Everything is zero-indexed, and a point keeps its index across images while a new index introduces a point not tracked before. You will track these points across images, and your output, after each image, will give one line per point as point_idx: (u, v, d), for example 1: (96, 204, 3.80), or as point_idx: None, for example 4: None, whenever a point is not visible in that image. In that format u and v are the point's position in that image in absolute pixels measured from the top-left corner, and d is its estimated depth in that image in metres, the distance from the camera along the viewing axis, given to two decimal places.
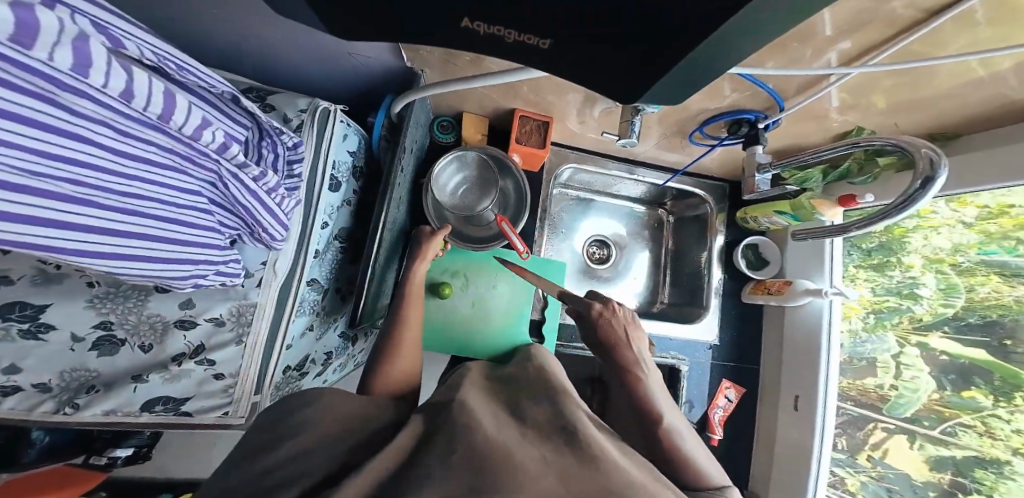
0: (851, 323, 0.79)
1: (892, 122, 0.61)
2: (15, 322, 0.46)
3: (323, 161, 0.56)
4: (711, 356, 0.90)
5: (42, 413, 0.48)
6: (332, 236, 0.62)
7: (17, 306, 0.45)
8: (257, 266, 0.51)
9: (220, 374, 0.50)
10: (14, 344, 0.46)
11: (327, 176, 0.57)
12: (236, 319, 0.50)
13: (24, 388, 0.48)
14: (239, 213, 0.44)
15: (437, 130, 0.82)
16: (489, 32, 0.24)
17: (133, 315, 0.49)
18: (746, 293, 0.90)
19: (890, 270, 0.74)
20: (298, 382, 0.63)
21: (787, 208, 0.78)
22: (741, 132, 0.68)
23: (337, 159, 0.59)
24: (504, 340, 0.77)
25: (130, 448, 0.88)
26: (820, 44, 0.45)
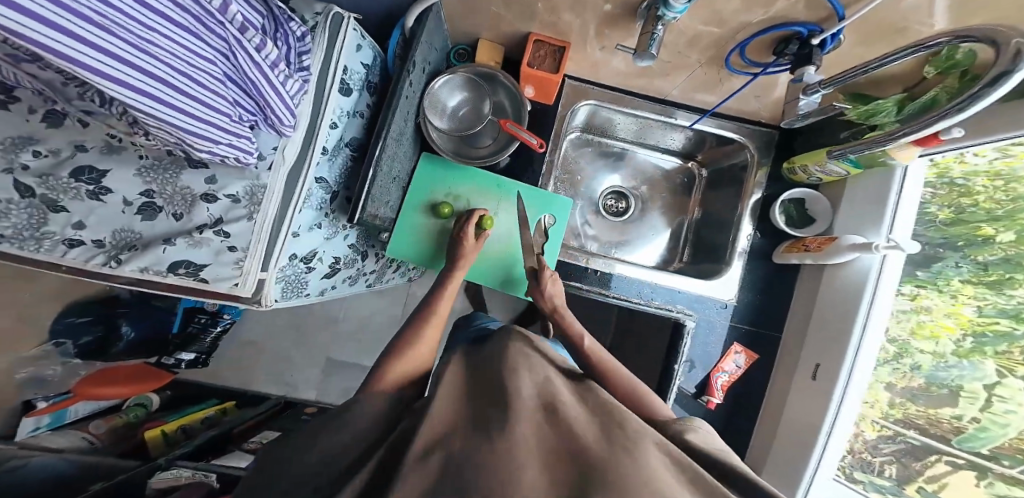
0: (940, 345, 0.68)
1: None
2: (84, 184, 0.54)
3: (335, 62, 0.58)
4: (725, 316, 0.84)
5: (93, 265, 0.54)
6: (342, 141, 0.65)
7: (87, 170, 0.55)
8: (269, 151, 0.56)
9: (234, 247, 0.56)
10: (83, 202, 0.55)
11: (338, 78, 0.59)
12: (250, 198, 0.55)
13: (85, 242, 0.54)
14: (250, 89, 0.47)
15: (453, 58, 0.82)
16: None
17: (169, 186, 0.55)
18: (778, 252, 0.81)
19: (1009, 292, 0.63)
20: (305, 277, 0.69)
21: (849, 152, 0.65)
22: (789, 51, 0.59)
23: (349, 66, 0.61)
24: (496, 272, 0.79)
25: (191, 352, 1.24)
26: None
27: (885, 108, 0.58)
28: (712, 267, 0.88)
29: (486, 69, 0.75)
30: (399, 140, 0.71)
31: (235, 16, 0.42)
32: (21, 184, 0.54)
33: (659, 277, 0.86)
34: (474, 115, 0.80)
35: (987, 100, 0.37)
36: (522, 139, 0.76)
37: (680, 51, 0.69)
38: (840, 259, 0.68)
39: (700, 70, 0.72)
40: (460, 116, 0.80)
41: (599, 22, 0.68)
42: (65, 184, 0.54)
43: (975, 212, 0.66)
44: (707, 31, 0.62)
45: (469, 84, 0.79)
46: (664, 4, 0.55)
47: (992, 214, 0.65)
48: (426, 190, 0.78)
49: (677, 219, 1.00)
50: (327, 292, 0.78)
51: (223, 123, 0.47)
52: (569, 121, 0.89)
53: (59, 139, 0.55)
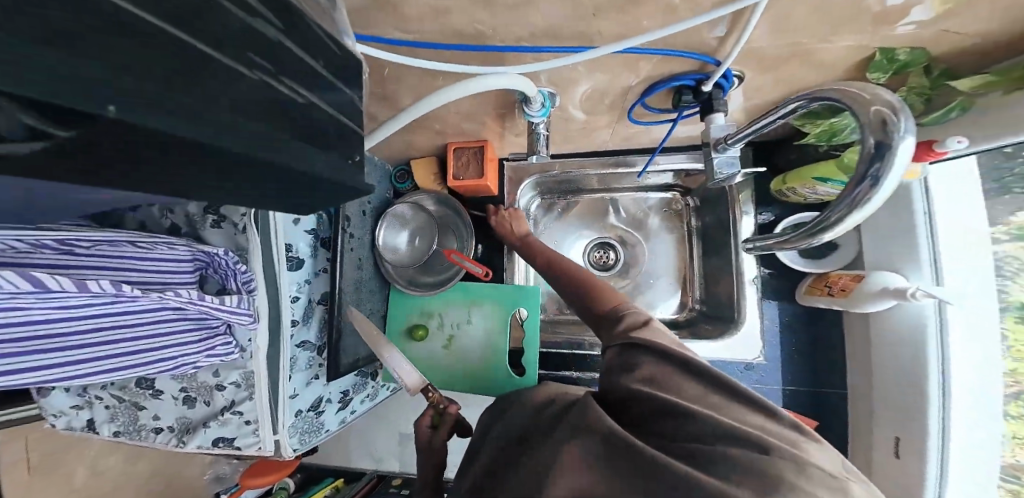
0: None
1: (937, 24, 0.38)
2: (144, 389, 0.71)
3: (277, 246, 0.68)
4: (752, 377, 0.72)
5: (168, 447, 0.72)
6: (310, 304, 0.76)
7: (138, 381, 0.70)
8: (247, 341, 0.66)
9: (248, 420, 0.69)
10: (150, 401, 0.72)
11: (284, 258, 0.69)
12: (247, 381, 0.68)
13: (164, 429, 0.73)
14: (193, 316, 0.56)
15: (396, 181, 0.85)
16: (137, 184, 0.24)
17: (194, 381, 0.70)
18: (800, 294, 0.70)
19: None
20: (318, 420, 0.79)
21: (834, 172, 0.53)
22: (686, 102, 0.50)
23: (292, 242, 0.71)
24: (485, 373, 0.79)
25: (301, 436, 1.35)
26: None
27: (845, 124, 0.50)
28: (717, 327, 0.74)
29: (412, 198, 0.80)
30: (362, 286, 0.79)
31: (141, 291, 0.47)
32: (112, 395, 0.71)
33: None
34: (428, 241, 0.81)
35: (889, 180, 0.32)
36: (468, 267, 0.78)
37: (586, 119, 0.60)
38: (871, 305, 0.58)
39: (615, 128, 0.63)
40: (416, 247, 0.81)
41: (491, 123, 0.65)
42: (136, 391, 0.71)
43: None
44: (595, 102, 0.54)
45: (414, 218, 0.80)
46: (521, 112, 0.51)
47: None
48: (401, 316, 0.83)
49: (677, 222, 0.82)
50: (347, 418, 0.88)
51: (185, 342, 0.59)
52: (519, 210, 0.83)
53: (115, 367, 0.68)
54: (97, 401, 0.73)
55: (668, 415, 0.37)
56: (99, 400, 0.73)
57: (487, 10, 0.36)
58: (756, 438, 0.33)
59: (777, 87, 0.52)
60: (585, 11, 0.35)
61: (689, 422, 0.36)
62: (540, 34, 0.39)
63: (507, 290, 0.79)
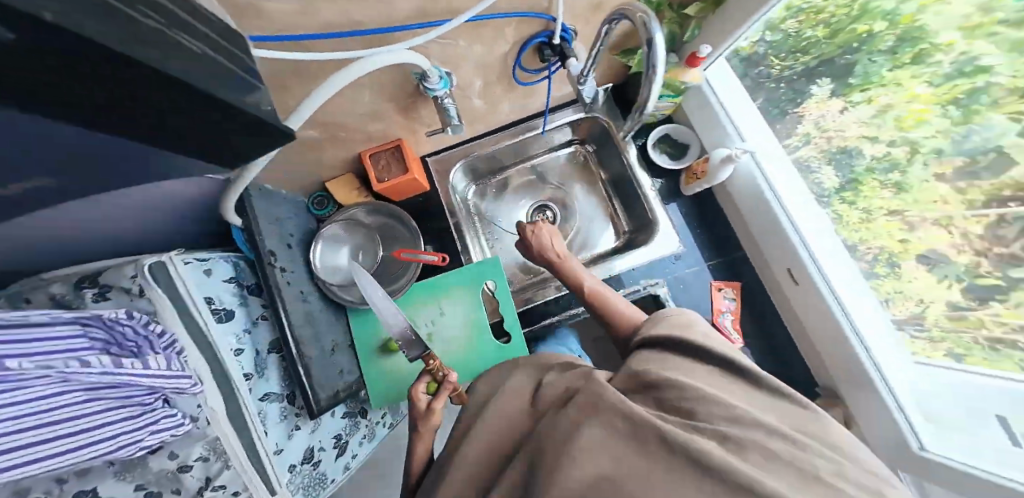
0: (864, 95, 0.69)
1: None
2: None
3: (195, 301, 0.59)
4: (683, 264, 0.86)
5: None
6: (261, 353, 0.68)
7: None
8: (197, 408, 0.55)
9: (235, 491, 0.61)
10: None
11: (210, 310, 0.61)
12: (215, 451, 0.58)
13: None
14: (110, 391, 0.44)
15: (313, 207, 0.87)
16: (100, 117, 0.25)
17: (151, 474, 0.57)
18: (683, 187, 0.87)
19: (932, 56, 0.56)
20: (317, 469, 0.75)
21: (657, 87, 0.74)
22: (548, 56, 0.67)
23: (213, 295, 0.63)
24: (473, 354, 0.82)
25: None
26: None
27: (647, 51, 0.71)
28: (645, 233, 0.87)
29: (343, 216, 0.85)
30: (313, 318, 0.76)
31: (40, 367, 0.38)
32: None
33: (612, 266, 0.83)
34: (370, 253, 0.87)
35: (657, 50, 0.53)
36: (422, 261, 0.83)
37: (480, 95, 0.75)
38: (723, 174, 0.76)
39: (509, 97, 0.79)
40: (359, 261, 0.86)
41: (402, 119, 0.76)
42: None
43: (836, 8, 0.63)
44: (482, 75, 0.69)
45: (348, 235, 0.86)
46: (426, 89, 0.62)
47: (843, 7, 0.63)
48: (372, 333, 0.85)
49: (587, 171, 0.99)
50: (349, 464, 0.83)
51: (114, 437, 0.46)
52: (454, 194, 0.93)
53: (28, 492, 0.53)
54: None
55: (698, 400, 0.39)
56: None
57: None
58: (802, 459, 0.33)
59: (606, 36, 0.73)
60: None
61: (721, 410, 0.37)
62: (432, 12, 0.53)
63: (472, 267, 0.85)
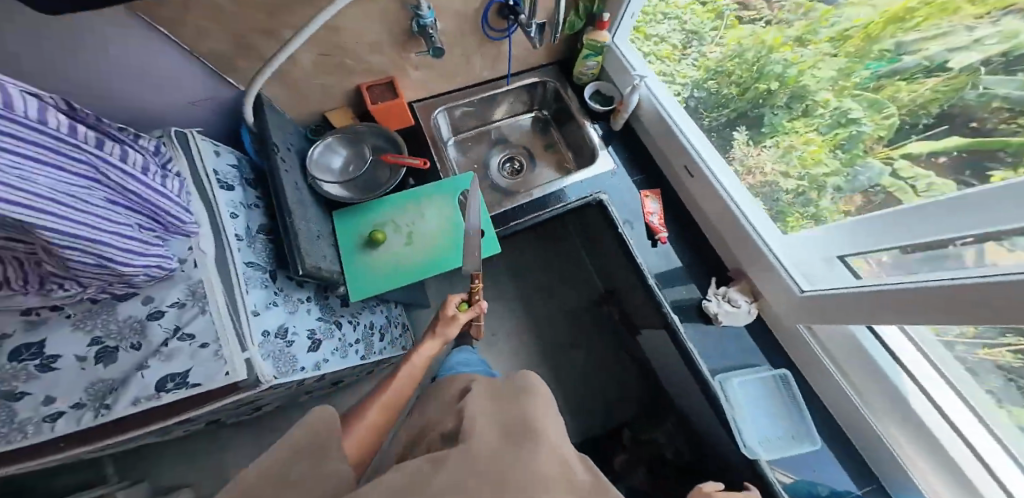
0: (706, 117, 0.99)
1: None
2: (28, 361, 0.52)
3: (199, 167, 0.67)
4: (624, 179, 1.00)
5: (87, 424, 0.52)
6: (252, 229, 0.71)
7: (25, 348, 0.53)
8: (185, 252, 0.62)
9: (204, 343, 0.58)
10: (72, 370, 0.53)
11: (212, 179, 0.67)
12: (193, 296, 0.60)
13: (65, 411, 0.52)
14: (139, 206, 0.55)
15: (310, 133, 0.92)
16: None
17: (114, 323, 0.56)
18: (614, 122, 1.02)
19: (820, 113, 0.72)
20: (293, 359, 0.70)
21: (587, 51, 0.98)
22: (507, 14, 0.87)
23: (216, 168, 0.70)
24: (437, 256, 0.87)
25: None
26: None
27: (576, 21, 0.93)
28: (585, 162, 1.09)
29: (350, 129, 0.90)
30: (301, 205, 0.79)
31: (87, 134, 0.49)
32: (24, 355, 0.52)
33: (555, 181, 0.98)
34: (359, 166, 0.91)
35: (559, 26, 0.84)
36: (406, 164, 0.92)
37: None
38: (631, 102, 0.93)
39: (483, 50, 0.97)
40: (349, 172, 0.90)
41: (401, 56, 0.87)
42: (115, 322, 0.56)
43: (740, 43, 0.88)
44: (459, 24, 0.87)
45: (347, 145, 0.92)
46: (417, 15, 0.77)
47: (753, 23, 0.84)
48: (354, 230, 0.87)
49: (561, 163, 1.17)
50: (322, 366, 0.79)
51: (128, 234, 0.52)
52: (438, 132, 1.06)
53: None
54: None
55: None
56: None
57: None
58: None
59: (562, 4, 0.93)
60: None
61: None
62: None
63: (414, 191, 0.92)
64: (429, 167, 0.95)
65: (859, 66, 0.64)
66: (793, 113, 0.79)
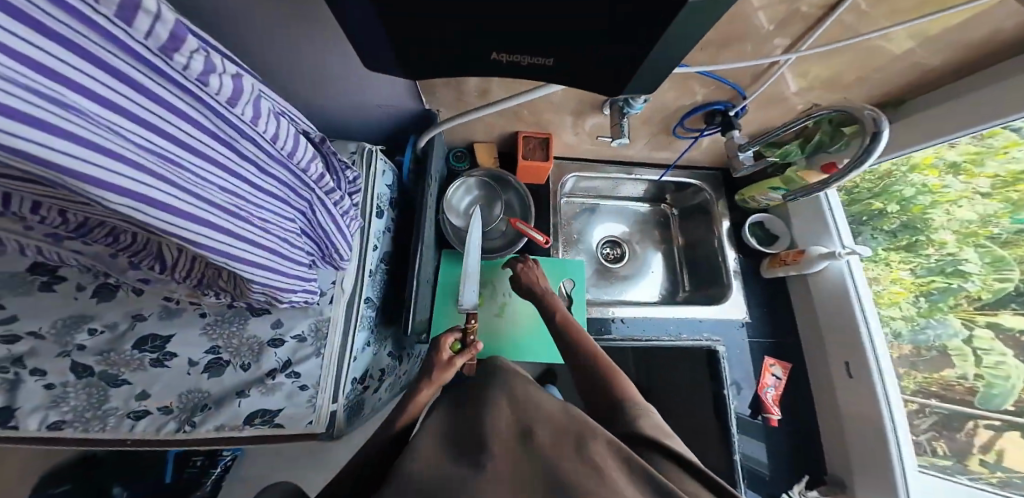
0: (903, 310, 0.79)
1: (842, 96, 0.73)
2: (148, 352, 0.54)
3: (370, 193, 0.68)
4: (746, 334, 0.92)
5: (166, 434, 0.52)
6: (380, 259, 0.72)
7: (150, 338, 0.55)
8: (329, 285, 0.62)
9: (305, 385, 0.56)
10: (179, 375, 0.54)
11: (374, 206, 0.69)
12: (315, 333, 0.59)
13: (151, 411, 0.53)
14: (319, 237, 0.56)
15: (452, 160, 0.88)
16: (511, 59, 0.37)
17: (238, 339, 0.57)
18: (765, 268, 0.95)
19: (927, 251, 0.77)
20: (362, 399, 0.67)
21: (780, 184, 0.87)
22: (716, 122, 0.79)
23: (380, 192, 0.71)
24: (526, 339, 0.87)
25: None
26: (759, 40, 0.58)
27: (793, 150, 0.81)
28: (714, 292, 0.97)
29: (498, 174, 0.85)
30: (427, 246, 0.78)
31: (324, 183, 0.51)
32: (139, 351, 0.54)
33: (678, 311, 0.91)
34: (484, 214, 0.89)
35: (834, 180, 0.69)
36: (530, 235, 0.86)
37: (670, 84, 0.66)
38: (815, 268, 0.85)
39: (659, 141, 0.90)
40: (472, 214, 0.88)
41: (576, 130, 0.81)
42: (237, 335, 0.57)
43: (860, 191, 0.86)
44: (656, 113, 0.77)
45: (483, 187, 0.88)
46: (626, 103, 0.65)
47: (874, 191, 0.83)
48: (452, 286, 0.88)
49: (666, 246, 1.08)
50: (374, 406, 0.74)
51: (299, 273, 0.54)
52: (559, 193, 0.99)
53: (115, 313, 0.55)
54: (110, 353, 0.54)
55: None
56: (36, 376, 0.52)
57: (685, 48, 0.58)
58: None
59: (765, 120, 0.83)
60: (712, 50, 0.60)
61: None
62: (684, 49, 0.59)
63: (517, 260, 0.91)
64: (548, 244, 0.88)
65: (1005, 215, 0.67)
66: (894, 240, 0.81)
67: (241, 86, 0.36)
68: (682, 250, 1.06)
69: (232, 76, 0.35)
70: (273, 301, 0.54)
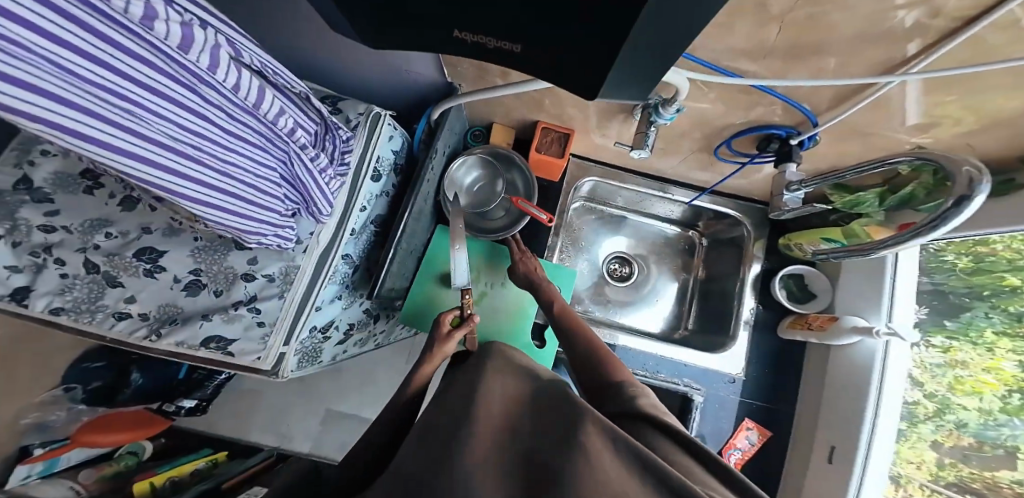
0: (982, 400, 0.62)
1: (964, 143, 0.52)
2: (143, 262, 0.60)
3: (371, 155, 0.65)
4: (734, 391, 0.84)
5: (136, 338, 0.58)
6: (369, 220, 0.73)
7: (149, 250, 0.61)
8: (306, 235, 0.63)
9: (263, 322, 0.60)
10: (168, 290, 0.60)
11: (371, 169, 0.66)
12: (284, 277, 0.61)
13: (132, 316, 0.59)
14: (301, 190, 0.53)
15: (471, 138, 0.99)
16: (475, 40, 0.29)
17: (217, 265, 0.61)
18: (784, 327, 0.83)
19: None
20: (321, 346, 0.72)
21: (837, 237, 0.70)
22: (772, 148, 0.66)
23: (382, 155, 0.68)
24: (498, 337, 0.86)
25: (194, 400, 0.99)
26: (844, 54, 0.42)
27: (867, 198, 0.64)
28: (719, 338, 0.88)
29: (502, 152, 0.91)
30: (417, 215, 0.81)
31: (299, 138, 0.47)
32: (128, 262, 0.60)
33: (663, 349, 0.86)
34: (487, 188, 0.96)
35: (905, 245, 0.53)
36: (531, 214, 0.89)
37: (717, 102, 0.59)
38: (843, 340, 0.69)
39: (700, 156, 0.78)
40: (474, 191, 0.96)
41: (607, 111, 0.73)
42: (221, 266, 0.61)
43: (993, 260, 0.62)
44: (699, 122, 0.66)
45: (487, 164, 0.94)
46: (656, 112, 0.60)
47: (1014, 264, 0.60)
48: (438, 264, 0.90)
49: (682, 275, 1.04)
50: (338, 356, 0.83)
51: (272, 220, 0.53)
52: (573, 195, 0.98)
53: (130, 222, 0.62)
54: (116, 256, 0.60)
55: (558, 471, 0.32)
56: (56, 265, 0.59)
57: (739, 55, 0.46)
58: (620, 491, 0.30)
59: (835, 163, 0.69)
60: (773, 58, 0.45)
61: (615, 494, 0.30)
62: (733, 53, 0.45)
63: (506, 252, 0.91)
64: (551, 224, 0.92)
65: None
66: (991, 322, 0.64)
67: (192, 34, 0.31)
68: (698, 284, 1.01)
69: (178, 22, 0.29)
70: (240, 238, 0.53)
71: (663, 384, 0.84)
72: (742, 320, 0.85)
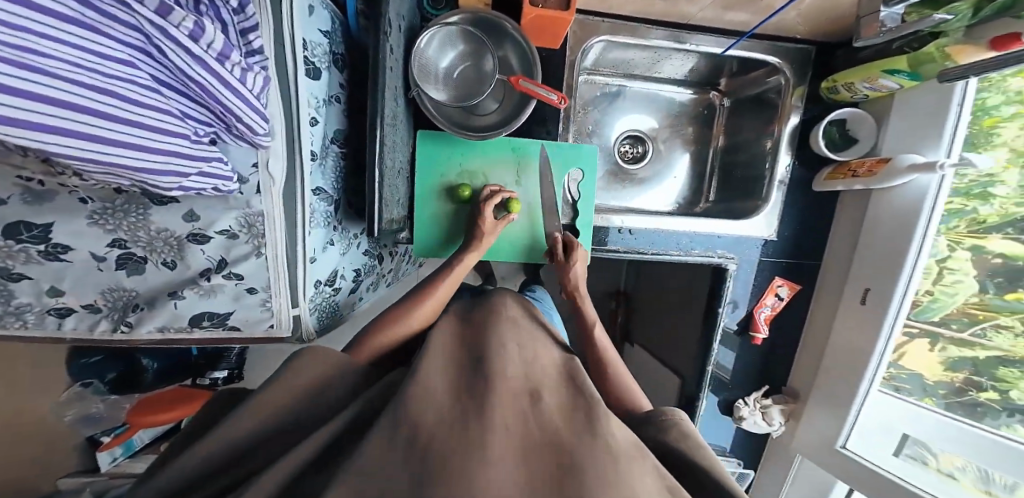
0: None
1: None
2: (30, 244, 0.42)
3: (296, 40, 0.46)
4: (763, 253, 0.84)
5: (102, 331, 0.50)
6: (327, 137, 0.57)
7: (23, 226, 0.41)
8: (249, 170, 0.44)
9: (252, 288, 0.50)
10: (100, 273, 0.47)
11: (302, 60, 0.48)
12: (248, 230, 0.46)
13: (75, 310, 0.49)
14: (203, 98, 0.35)
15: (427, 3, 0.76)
16: None
17: (144, 232, 0.44)
18: (820, 180, 0.79)
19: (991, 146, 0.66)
20: (333, 298, 0.63)
21: (905, 66, 0.63)
22: None
23: (309, 38, 0.50)
24: (521, 249, 0.79)
25: (225, 371, 0.87)
26: None
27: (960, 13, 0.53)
28: (750, 203, 0.84)
29: (491, 20, 0.71)
30: (392, 124, 0.65)
31: None
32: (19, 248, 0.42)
33: (695, 225, 0.83)
34: (468, 73, 0.77)
35: None
36: (538, 96, 0.72)
37: None
38: (892, 182, 0.66)
39: None
40: (456, 77, 0.77)
41: None
42: (147, 237, 0.45)
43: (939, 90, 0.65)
44: None
45: (467, 38, 0.74)
46: None
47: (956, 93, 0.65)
48: (436, 173, 0.77)
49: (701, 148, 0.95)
50: (356, 305, 0.75)
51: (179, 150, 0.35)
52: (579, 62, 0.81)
53: None
54: None
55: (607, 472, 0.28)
56: None
57: None
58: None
59: None
60: None
61: None
62: None
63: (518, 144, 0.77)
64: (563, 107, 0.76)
65: None
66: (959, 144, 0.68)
67: None
68: (717, 155, 0.93)
69: None
70: (149, 186, 0.37)
71: (698, 259, 0.80)
72: (778, 179, 0.80)
